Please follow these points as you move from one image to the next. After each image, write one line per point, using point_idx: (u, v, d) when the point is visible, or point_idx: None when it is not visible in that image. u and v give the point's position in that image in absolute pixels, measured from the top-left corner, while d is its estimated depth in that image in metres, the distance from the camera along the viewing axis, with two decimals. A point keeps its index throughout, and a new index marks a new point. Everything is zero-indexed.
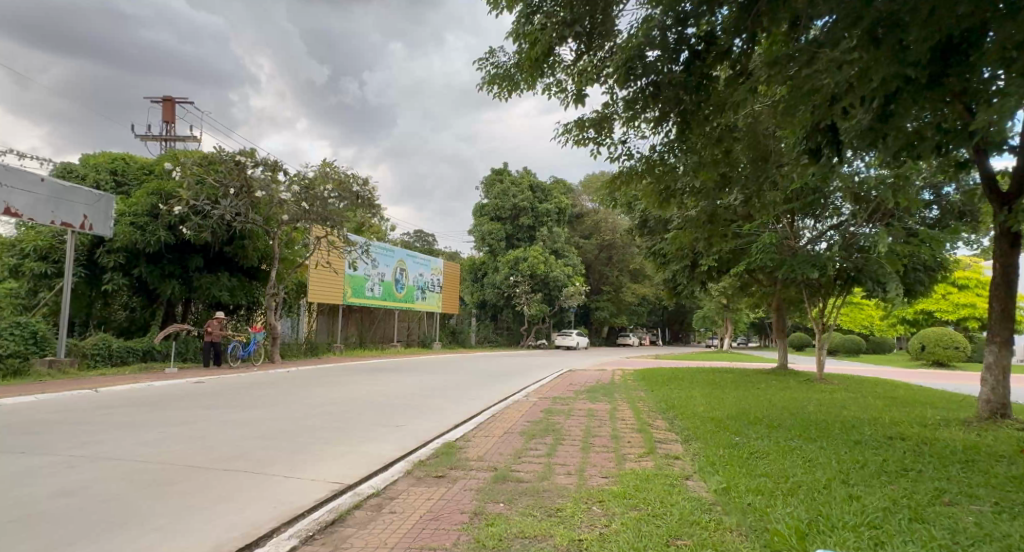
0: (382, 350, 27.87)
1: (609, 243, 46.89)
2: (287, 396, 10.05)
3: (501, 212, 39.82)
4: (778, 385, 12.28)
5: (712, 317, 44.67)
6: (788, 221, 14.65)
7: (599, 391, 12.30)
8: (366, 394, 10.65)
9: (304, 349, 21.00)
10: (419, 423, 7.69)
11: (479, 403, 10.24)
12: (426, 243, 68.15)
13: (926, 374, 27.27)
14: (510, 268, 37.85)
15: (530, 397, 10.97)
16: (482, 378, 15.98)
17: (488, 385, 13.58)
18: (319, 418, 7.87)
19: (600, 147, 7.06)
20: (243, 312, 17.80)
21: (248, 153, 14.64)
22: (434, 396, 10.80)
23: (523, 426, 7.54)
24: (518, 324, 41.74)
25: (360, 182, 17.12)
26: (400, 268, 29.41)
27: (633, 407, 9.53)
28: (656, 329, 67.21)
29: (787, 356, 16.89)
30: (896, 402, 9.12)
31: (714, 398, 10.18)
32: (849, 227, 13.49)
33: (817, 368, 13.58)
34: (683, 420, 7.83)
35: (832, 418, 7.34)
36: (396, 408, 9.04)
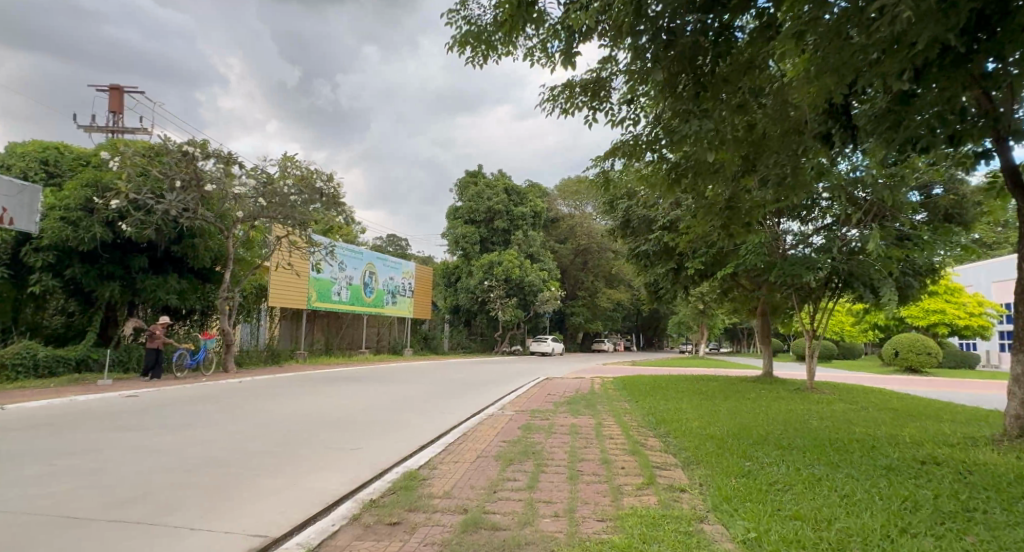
0: (350, 358, 26.58)
1: (584, 248, 46.38)
2: (232, 412, 8.91)
3: (475, 215, 38.96)
4: (770, 396, 11.57)
5: (688, 323, 44.44)
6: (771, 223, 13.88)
7: (581, 402, 11.40)
8: (323, 408, 9.54)
9: (264, 357, 19.64)
10: (379, 445, 6.63)
11: (450, 417, 9.21)
12: (399, 248, 66.79)
13: (902, 379, 27.21)
14: (485, 272, 36.89)
15: (507, 411, 9.99)
16: (454, 388, 14.88)
17: (461, 397, 12.56)
18: (262, 440, 6.78)
19: (595, 112, 6.27)
20: (197, 317, 16.41)
21: (198, 144, 13.42)
22: (401, 411, 9.72)
23: (499, 448, 6.55)
24: (492, 330, 40.73)
25: (324, 178, 15.99)
26: (370, 271, 28.20)
27: (620, 421, 8.65)
28: (631, 335, 67.00)
29: (772, 362, 16.26)
30: (905, 415, 8.41)
31: (707, 410, 9.38)
32: (839, 229, 12.86)
33: (807, 376, 12.93)
34: (680, 439, 6.97)
35: (846, 436, 6.57)
36: (355, 425, 7.96)
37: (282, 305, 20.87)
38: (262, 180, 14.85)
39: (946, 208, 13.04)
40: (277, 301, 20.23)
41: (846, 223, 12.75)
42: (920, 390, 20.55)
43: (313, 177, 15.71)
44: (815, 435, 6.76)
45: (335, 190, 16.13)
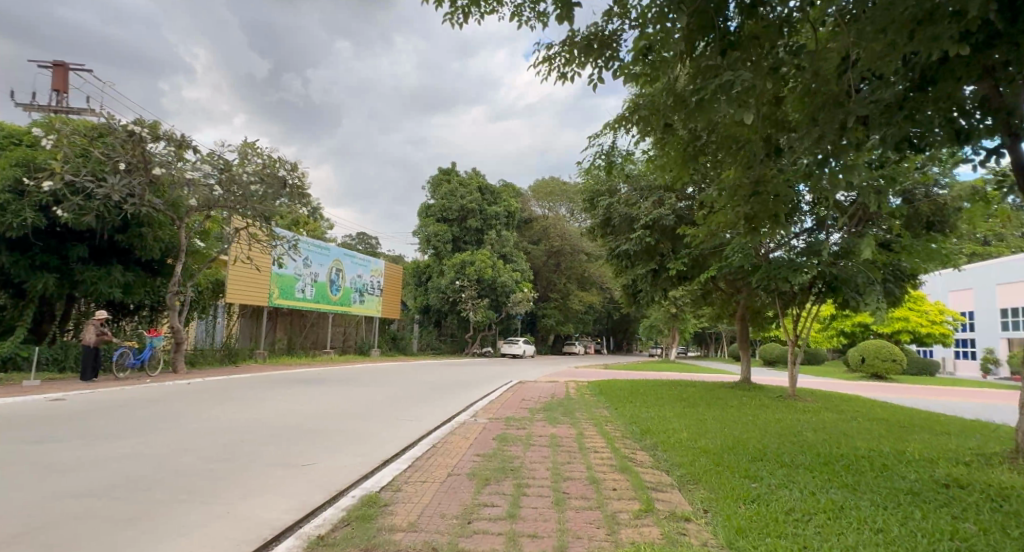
0: (313, 358, 25.44)
1: (558, 250, 45.92)
2: (174, 417, 7.97)
3: (448, 213, 38.09)
4: (754, 403, 11.15)
5: (660, 326, 44.42)
6: None
7: (557, 409, 10.77)
8: (276, 414, 8.67)
9: (219, 356, 18.47)
10: (335, 459, 5.84)
11: (417, 426, 8.44)
12: (369, 246, 65.50)
13: (870, 385, 27.43)
14: (456, 272, 36.04)
15: (480, 419, 9.27)
16: (423, 391, 14.10)
17: (430, 401, 11.80)
18: (202, 452, 5.92)
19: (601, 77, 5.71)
20: (146, 312, 15.23)
21: (147, 124, 12.31)
22: (366, 417, 8.92)
23: (472, 464, 5.83)
24: (462, 331, 39.93)
25: (287, 168, 14.89)
26: (337, 268, 27.12)
27: (602, 432, 8.07)
28: (601, 338, 66.95)
29: (750, 369, 15.91)
30: (902, 429, 7.99)
31: (693, 420, 8.87)
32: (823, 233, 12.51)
33: (789, 383, 12.55)
34: (671, 453, 6.42)
35: (851, 452, 6.08)
36: (310, 435, 7.15)
37: (241, 302, 19.71)
38: (219, 167, 13.75)
39: (929, 215, 12.83)
40: (236, 297, 19.09)
41: (829, 228, 12.46)
42: (890, 397, 20.59)
43: (275, 166, 14.60)
44: (816, 450, 6.26)
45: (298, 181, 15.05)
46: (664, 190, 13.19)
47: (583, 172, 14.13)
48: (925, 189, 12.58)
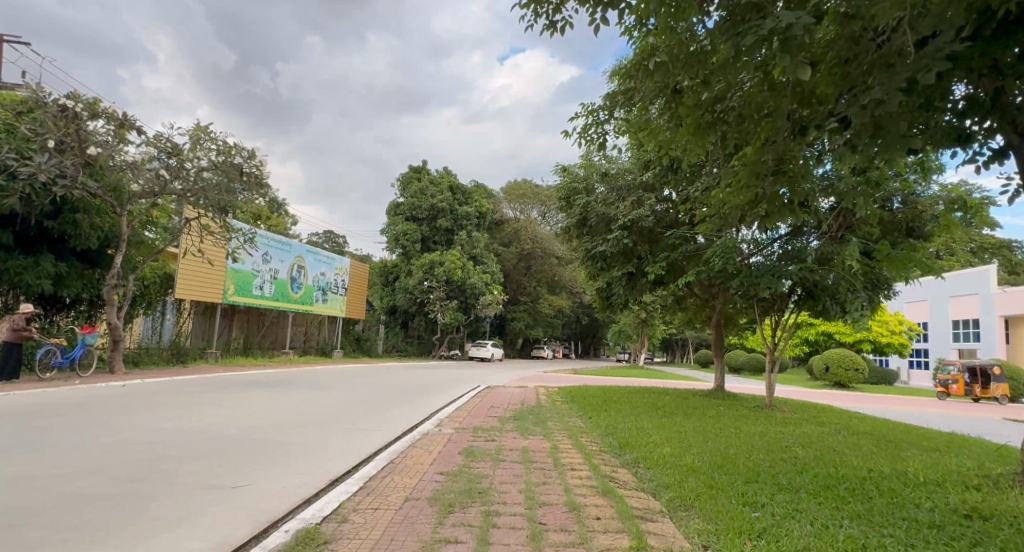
0: (271, 359, 24.25)
1: (529, 253, 45.42)
2: (96, 426, 7.03)
3: (417, 212, 37.15)
4: (732, 413, 10.67)
5: (629, 332, 44.33)
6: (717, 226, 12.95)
7: (528, 418, 10.12)
8: (216, 422, 7.78)
9: (166, 356, 17.27)
10: (275, 478, 5.03)
11: (375, 436, 7.66)
12: (335, 245, 64.01)
13: (833, 394, 27.68)
14: (425, 272, 35.12)
15: (445, 429, 8.53)
16: (384, 395, 13.26)
17: (391, 407, 11.01)
18: (113, 471, 5.04)
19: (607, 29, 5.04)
20: (83, 308, 14.05)
21: (83, 100, 11.18)
22: (318, 425, 8.10)
23: (434, 485, 5.10)
24: (429, 333, 39.01)
25: (242, 154, 13.76)
26: (298, 265, 25.96)
27: (578, 445, 7.45)
28: (570, 343, 66.86)
29: (725, 376, 15.55)
30: (893, 446, 7.54)
31: (673, 432, 8.31)
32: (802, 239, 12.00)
33: (766, 392, 12.15)
34: (655, 472, 5.88)
35: (853, 473, 5.54)
36: (249, 447, 6.31)
37: (192, 298, 18.53)
38: (166, 150, 12.64)
39: (906, 223, 12.62)
40: (186, 293, 17.89)
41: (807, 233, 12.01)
42: (856, 406, 20.59)
43: (229, 152, 13.48)
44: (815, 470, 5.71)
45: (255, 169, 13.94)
46: (642, 190, 12.74)
47: (559, 169, 13.58)
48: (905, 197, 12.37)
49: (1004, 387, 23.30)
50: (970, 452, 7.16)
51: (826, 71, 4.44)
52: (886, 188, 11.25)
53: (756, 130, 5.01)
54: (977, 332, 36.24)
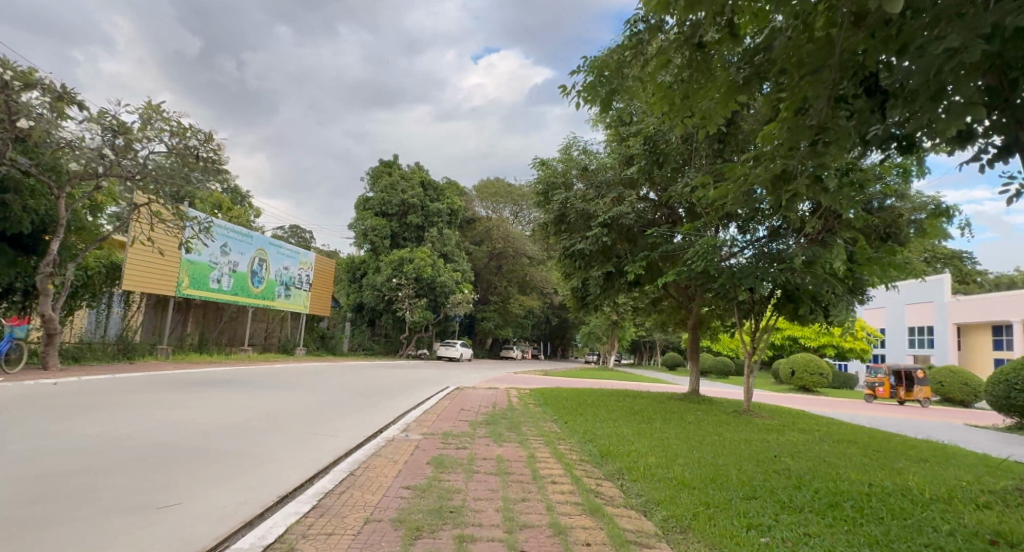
0: (228, 357, 23.16)
1: (500, 252, 44.90)
2: (10, 431, 6.17)
3: (387, 207, 36.21)
4: (713, 419, 10.30)
5: (599, 334, 44.27)
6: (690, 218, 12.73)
7: (501, 423, 9.55)
8: (154, 426, 6.97)
9: (111, 352, 16.13)
10: (213, 495, 4.34)
11: (334, 443, 6.97)
12: (302, 240, 62.44)
13: (796, 398, 28.02)
14: (393, 269, 34.22)
15: (413, 435, 7.89)
16: (347, 396, 12.52)
17: (354, 410, 10.28)
18: (13, 489, 4.26)
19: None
20: (17, 298, 12.93)
21: (15, 69, 10.12)
22: (271, 431, 7.35)
23: (399, 503, 4.49)
24: (397, 331, 38.10)
25: (197, 137, 12.76)
26: (259, 258, 24.83)
27: (557, 454, 6.92)
28: (538, 344, 66.66)
29: (699, 381, 15.25)
30: (884, 457, 7.18)
31: (656, 440, 7.84)
32: (778, 245, 11.64)
33: (745, 397, 11.78)
34: (643, 486, 5.40)
35: (863, 491, 5.07)
36: (187, 456, 5.57)
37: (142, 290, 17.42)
38: (112, 129, 11.54)
39: (884, 227, 12.51)
40: (134, 285, 16.74)
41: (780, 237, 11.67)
42: (826, 411, 20.62)
43: (184, 134, 12.48)
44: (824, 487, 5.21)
45: (211, 154, 12.95)
46: (623, 186, 12.32)
47: (537, 163, 13.06)
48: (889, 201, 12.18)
49: (926, 390, 24.75)
50: (963, 465, 6.87)
51: (870, 31, 3.98)
52: (871, 190, 11.04)
53: (794, 92, 4.46)
54: (931, 338, 37.32)
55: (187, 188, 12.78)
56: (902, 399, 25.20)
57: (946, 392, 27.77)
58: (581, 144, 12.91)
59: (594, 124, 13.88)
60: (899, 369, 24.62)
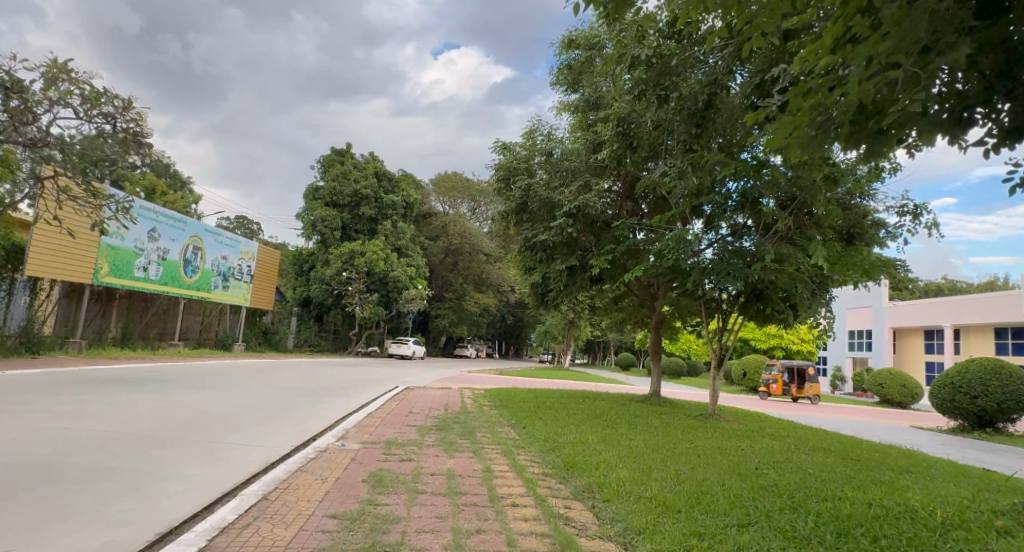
0: (154, 352, 21.52)
1: (456, 248, 43.84)
2: None
3: (338, 198, 34.58)
4: (679, 425, 9.65)
5: (555, 333, 43.89)
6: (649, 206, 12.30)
7: (453, 428, 8.62)
8: (30, 437, 5.77)
9: (11, 346, 14.44)
10: (68, 538, 3.32)
11: (254, 456, 5.90)
12: (248, 232, 59.73)
13: (736, 398, 28.55)
14: (343, 262, 32.68)
15: (353, 444, 6.89)
16: (283, 396, 11.39)
17: (288, 413, 9.19)
18: None
19: None
20: None
21: None
22: (178, 441, 6.24)
23: (321, 539, 3.56)
24: (346, 328, 36.56)
25: (113, 102, 10.53)
26: (194, 245, 23.38)
27: (517, 468, 6.08)
28: (493, 342, 65.99)
29: (660, 382, 14.70)
30: (866, 466, 6.66)
31: (624, 449, 7.12)
32: (741, 240, 11.12)
33: (711, 401, 11.10)
34: (619, 507, 4.64)
35: (876, 514, 4.38)
36: (55, 481, 4.47)
37: (50, 275, 16.17)
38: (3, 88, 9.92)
39: (848, 227, 11.91)
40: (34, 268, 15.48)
41: (741, 235, 11.13)
42: (780, 413, 20.59)
43: (96, 99, 10.95)
44: (830, 508, 4.51)
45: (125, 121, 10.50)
46: (591, 173, 11.65)
47: (499, 147, 12.23)
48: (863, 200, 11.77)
49: (816, 387, 26.34)
50: (950, 477, 6.40)
51: None
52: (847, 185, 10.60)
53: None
54: (869, 342, 38.54)
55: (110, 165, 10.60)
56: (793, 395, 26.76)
57: (885, 394, 28.49)
58: (547, 129, 12.17)
59: (558, 111, 13.15)
60: (793, 367, 26.02)
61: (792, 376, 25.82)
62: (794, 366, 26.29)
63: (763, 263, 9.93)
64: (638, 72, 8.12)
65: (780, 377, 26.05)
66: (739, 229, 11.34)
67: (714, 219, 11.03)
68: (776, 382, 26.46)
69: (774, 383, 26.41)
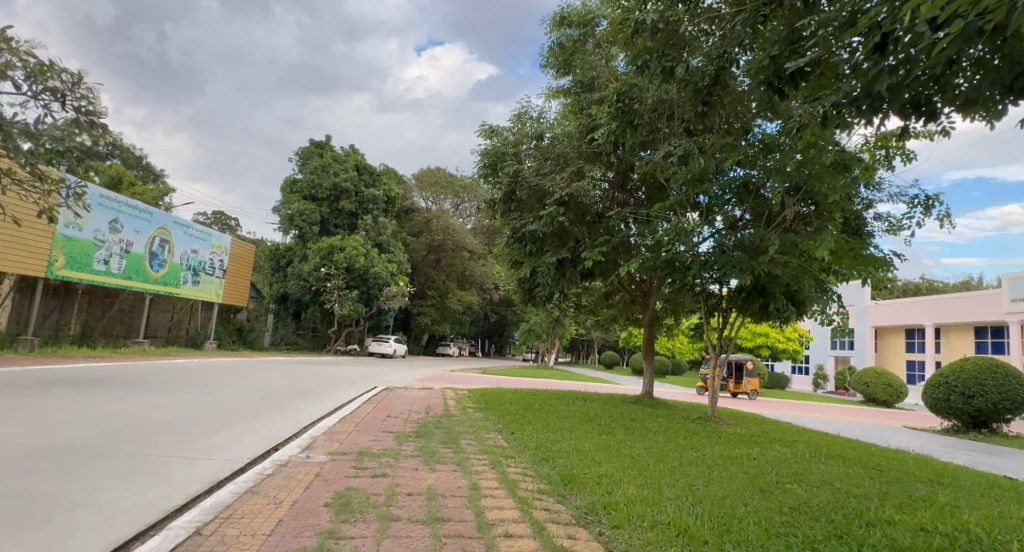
0: (116, 351, 20.37)
1: (439, 245, 42.92)
2: None
3: (317, 191, 33.40)
4: (680, 429, 8.93)
5: (539, 331, 43.26)
6: (642, 195, 11.67)
7: (435, 436, 7.78)
8: None
9: None
10: None
11: (199, 475, 5.03)
12: (226, 228, 58.15)
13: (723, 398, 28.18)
14: (321, 257, 31.59)
15: (319, 455, 6.03)
16: (251, 398, 10.51)
17: (253, 417, 8.34)
18: None
19: None
20: None
21: None
22: (112, 455, 5.39)
23: None
24: (325, 325, 35.46)
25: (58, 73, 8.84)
26: (160, 237, 22.32)
27: (511, 485, 5.25)
28: (475, 341, 65.32)
29: (653, 384, 13.98)
30: (894, 477, 5.98)
31: (626, 460, 6.34)
32: (743, 231, 10.41)
33: (710, 404, 10.38)
34: (634, 534, 3.91)
35: (933, 545, 3.65)
36: None
37: (17, 269, 16.30)
38: None
39: (853, 220, 11.12)
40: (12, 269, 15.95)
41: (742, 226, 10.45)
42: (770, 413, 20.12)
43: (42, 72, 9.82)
44: (876, 537, 3.79)
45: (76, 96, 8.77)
46: (584, 159, 10.92)
47: (485, 132, 11.44)
48: (870, 192, 10.98)
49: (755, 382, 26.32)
50: (988, 490, 5.73)
51: None
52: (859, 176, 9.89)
53: None
54: (852, 340, 38.37)
55: (86, 162, 9.09)
56: (731, 391, 26.02)
57: (871, 393, 28.25)
58: (537, 112, 11.40)
59: (548, 92, 12.39)
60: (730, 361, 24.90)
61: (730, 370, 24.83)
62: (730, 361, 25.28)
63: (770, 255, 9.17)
64: (641, 41, 7.36)
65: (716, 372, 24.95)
66: (736, 222, 10.69)
67: (712, 209, 10.32)
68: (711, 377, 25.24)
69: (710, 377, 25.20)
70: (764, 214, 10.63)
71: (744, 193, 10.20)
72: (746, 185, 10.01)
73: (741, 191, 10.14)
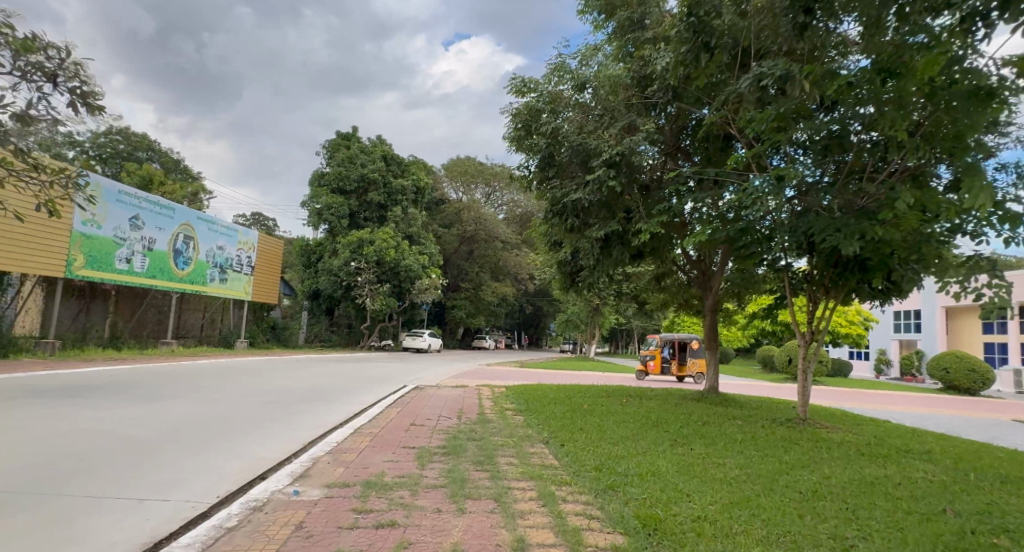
0: (145, 353, 19.65)
1: (471, 236, 41.51)
2: None
3: (344, 183, 32.33)
4: (772, 438, 7.08)
5: (578, 322, 41.46)
6: (704, 152, 9.77)
7: (466, 452, 6.21)
8: None
9: None
10: None
11: (135, 530, 3.62)
12: (263, 228, 58.34)
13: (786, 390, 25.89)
14: (352, 251, 30.50)
15: (312, 491, 4.54)
16: (259, 405, 9.26)
17: (249, 432, 7.00)
18: None
19: None
20: None
21: None
22: (35, 501, 4.08)
23: None
24: (359, 321, 34.53)
25: (46, 53, 6.36)
26: (184, 234, 21.46)
27: (578, 540, 3.58)
28: (512, 333, 64.19)
29: (718, 377, 12.10)
30: None
31: (722, 492, 4.60)
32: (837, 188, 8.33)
33: (799, 401, 8.50)
34: None
35: None
36: None
37: (24, 267, 15.39)
38: None
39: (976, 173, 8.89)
40: (24, 269, 15.22)
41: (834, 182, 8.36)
42: (843, 405, 17.89)
43: None
44: None
45: (80, 82, 6.51)
46: (634, 113, 9.30)
47: (516, 88, 9.88)
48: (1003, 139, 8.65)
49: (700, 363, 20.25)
50: None
51: None
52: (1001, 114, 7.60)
53: None
54: (919, 323, 35.12)
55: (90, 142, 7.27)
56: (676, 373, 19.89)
57: (950, 380, 25.43)
58: (577, 62, 9.72)
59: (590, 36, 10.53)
60: (674, 338, 20.27)
61: (672, 349, 20.26)
62: (673, 338, 20.55)
63: (894, 211, 6.92)
64: None
65: (658, 351, 20.31)
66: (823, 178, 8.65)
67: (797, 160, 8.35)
68: (652, 357, 20.50)
69: (651, 358, 20.47)
70: (854, 170, 8.47)
71: (830, 146, 8.06)
72: (832, 136, 7.88)
73: (825, 145, 7.95)
